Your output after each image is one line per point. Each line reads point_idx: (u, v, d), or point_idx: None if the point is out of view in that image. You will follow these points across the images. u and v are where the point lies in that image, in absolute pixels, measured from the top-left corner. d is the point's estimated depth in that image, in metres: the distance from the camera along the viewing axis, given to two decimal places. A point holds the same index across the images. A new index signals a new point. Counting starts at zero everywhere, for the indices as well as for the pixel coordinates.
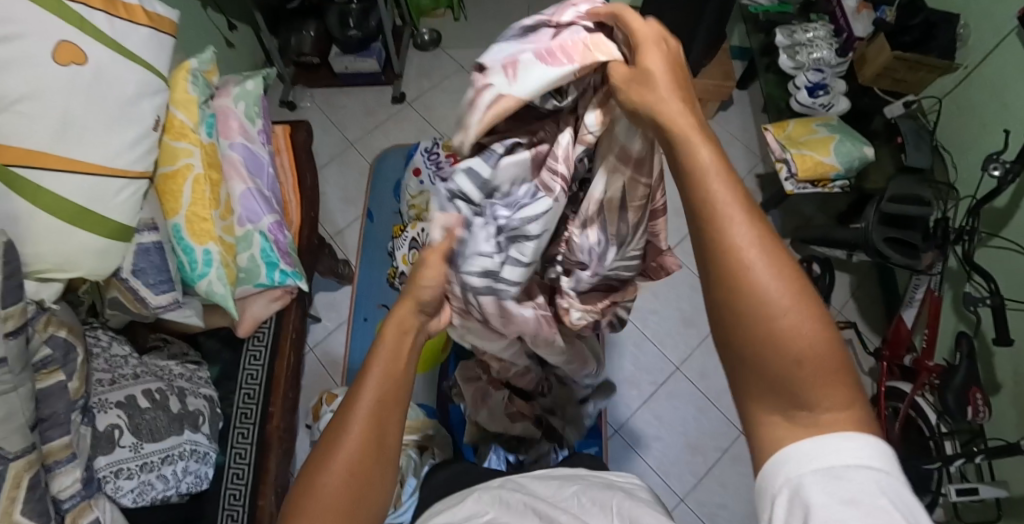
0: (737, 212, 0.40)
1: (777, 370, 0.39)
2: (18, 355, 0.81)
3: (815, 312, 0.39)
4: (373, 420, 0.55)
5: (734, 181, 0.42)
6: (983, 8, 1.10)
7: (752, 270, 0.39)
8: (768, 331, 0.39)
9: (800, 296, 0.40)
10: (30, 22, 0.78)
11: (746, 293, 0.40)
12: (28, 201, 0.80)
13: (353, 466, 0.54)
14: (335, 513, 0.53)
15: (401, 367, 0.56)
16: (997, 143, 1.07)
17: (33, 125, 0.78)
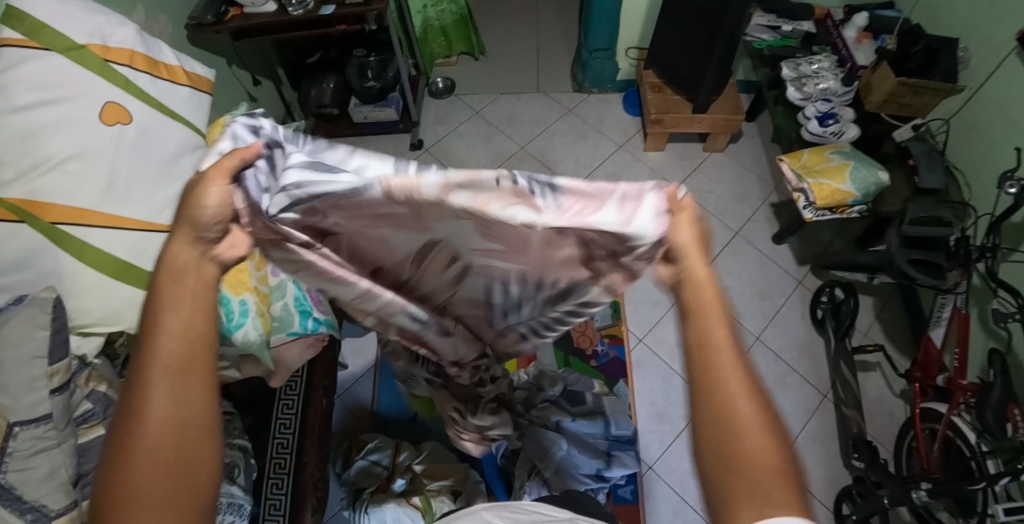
0: (725, 336, 0.46)
1: (737, 460, 0.44)
2: (64, 410, 0.79)
3: (772, 424, 0.44)
4: (170, 392, 0.46)
5: (730, 323, 0.47)
6: (982, 33, 1.16)
7: (730, 386, 0.45)
8: (722, 394, 0.45)
9: (767, 410, 0.45)
10: (77, 86, 0.81)
11: (728, 409, 0.45)
12: (75, 258, 0.80)
13: (162, 455, 0.45)
14: (160, 482, 0.45)
15: (196, 304, 0.49)
16: (1009, 161, 1.09)
17: (80, 183, 0.80)
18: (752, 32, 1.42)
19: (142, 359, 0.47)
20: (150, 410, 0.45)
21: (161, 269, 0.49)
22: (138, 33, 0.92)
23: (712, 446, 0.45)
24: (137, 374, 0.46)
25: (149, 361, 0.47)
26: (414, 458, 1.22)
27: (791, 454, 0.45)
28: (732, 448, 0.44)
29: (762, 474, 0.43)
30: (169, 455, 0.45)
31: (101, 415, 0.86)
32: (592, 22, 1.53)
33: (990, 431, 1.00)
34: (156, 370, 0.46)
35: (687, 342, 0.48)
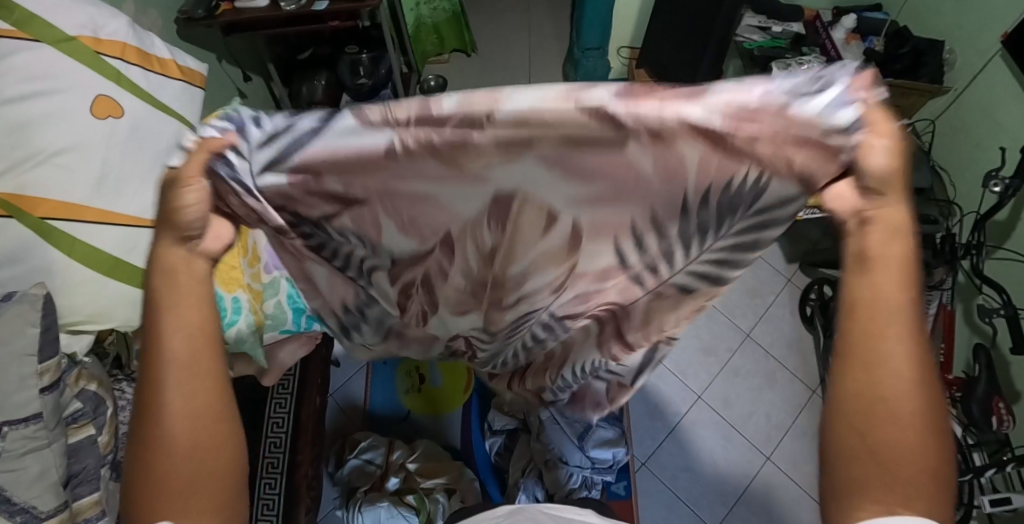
0: (896, 304, 0.42)
1: (874, 439, 0.42)
2: (54, 410, 0.77)
3: (921, 394, 0.42)
4: (187, 386, 0.46)
5: (910, 278, 0.42)
6: (967, 37, 1.19)
7: (885, 355, 0.42)
8: (880, 366, 0.42)
9: (919, 380, 0.42)
10: (68, 79, 0.79)
11: (875, 376, 0.42)
12: (64, 253, 0.78)
13: (183, 465, 0.45)
14: (180, 485, 0.45)
15: (186, 303, 0.47)
16: (994, 160, 1.13)
17: (72, 177, 0.78)
18: (743, 32, 1.44)
19: (151, 357, 0.46)
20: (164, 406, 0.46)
21: (160, 262, 0.48)
22: (130, 25, 0.91)
23: (857, 427, 0.42)
24: (149, 369, 0.46)
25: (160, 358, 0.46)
26: (407, 456, 1.21)
27: (941, 437, 0.42)
28: (876, 422, 0.42)
29: (912, 460, 0.41)
30: (195, 442, 0.46)
31: (91, 414, 0.84)
32: (585, 20, 1.54)
33: (974, 422, 1.03)
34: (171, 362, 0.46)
35: (842, 301, 0.44)
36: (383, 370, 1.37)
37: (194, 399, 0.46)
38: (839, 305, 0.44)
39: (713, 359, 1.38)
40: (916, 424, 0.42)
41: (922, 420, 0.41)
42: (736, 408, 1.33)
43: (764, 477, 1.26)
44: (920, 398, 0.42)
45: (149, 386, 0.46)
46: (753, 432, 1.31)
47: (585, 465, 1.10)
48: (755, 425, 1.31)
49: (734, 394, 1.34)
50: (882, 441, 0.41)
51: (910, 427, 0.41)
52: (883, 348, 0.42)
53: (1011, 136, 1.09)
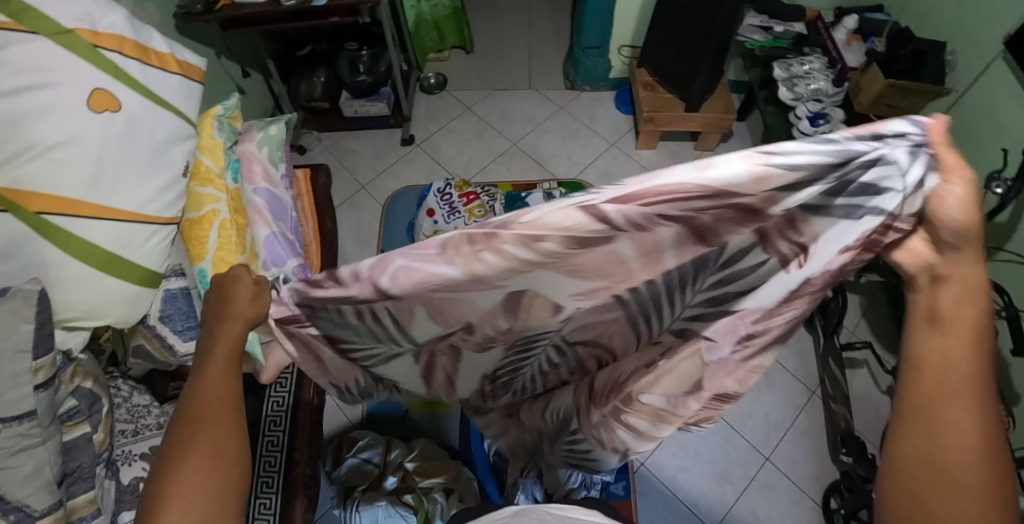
0: (963, 379, 0.52)
1: (931, 489, 0.51)
2: (49, 407, 0.76)
3: (987, 459, 0.50)
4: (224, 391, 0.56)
5: (980, 356, 0.52)
6: (969, 37, 1.20)
7: (943, 420, 0.52)
8: (939, 429, 0.52)
9: (988, 445, 0.51)
10: (64, 72, 0.78)
11: (937, 433, 0.52)
12: (59, 249, 0.77)
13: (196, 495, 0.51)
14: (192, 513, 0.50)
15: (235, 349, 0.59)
16: (995, 161, 1.13)
17: (68, 172, 0.77)
18: (745, 32, 1.43)
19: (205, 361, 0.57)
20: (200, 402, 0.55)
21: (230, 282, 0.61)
22: (128, 19, 0.90)
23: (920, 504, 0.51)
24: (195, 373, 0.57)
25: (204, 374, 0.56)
26: (405, 456, 1.20)
27: (1003, 496, 0.50)
28: (935, 475, 0.51)
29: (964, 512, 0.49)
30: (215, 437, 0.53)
31: (86, 412, 0.83)
32: (586, 19, 1.53)
33: None
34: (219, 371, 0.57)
35: (912, 356, 0.55)
36: None
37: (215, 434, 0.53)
38: (907, 361, 0.55)
39: None
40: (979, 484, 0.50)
41: (986, 483, 0.50)
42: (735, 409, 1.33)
43: (763, 478, 1.26)
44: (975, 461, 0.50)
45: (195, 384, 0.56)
46: (752, 433, 1.30)
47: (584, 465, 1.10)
48: (754, 426, 1.31)
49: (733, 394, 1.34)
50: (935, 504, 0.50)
51: (970, 483, 0.50)
52: (944, 420, 0.52)
53: (1013, 137, 1.09)
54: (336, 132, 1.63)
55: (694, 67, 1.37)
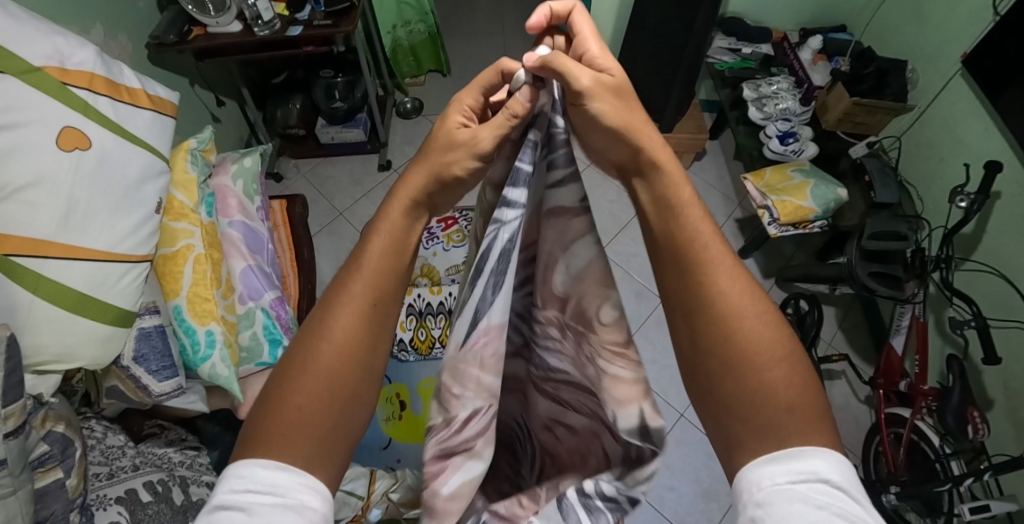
0: (727, 284, 0.48)
1: (754, 403, 0.45)
2: (19, 455, 0.72)
3: (763, 316, 0.48)
4: (328, 381, 0.48)
5: (739, 275, 0.49)
6: (928, 57, 1.26)
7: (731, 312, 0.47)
8: (733, 327, 0.47)
9: (772, 330, 0.48)
10: (34, 110, 0.77)
11: (736, 337, 0.47)
12: (29, 291, 0.75)
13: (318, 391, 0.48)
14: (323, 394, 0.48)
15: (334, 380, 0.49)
16: (958, 176, 1.18)
17: (37, 213, 0.75)
18: (713, 54, 1.46)
19: (329, 309, 0.50)
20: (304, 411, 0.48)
21: (390, 203, 0.53)
22: (98, 55, 0.89)
23: (714, 391, 0.47)
24: (436, 154, 0.54)
25: (324, 339, 0.49)
26: (389, 487, 1.16)
27: (799, 361, 0.47)
28: (744, 378, 0.46)
29: (775, 392, 0.45)
30: (314, 439, 0.47)
31: (59, 457, 0.79)
32: None
33: (951, 431, 1.03)
34: (356, 295, 0.50)
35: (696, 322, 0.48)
36: None
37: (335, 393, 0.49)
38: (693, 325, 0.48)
39: None
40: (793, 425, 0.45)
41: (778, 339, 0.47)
42: None
43: None
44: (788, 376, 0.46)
45: (323, 326, 0.50)
46: None
47: None
48: None
49: None
50: (764, 406, 0.45)
51: (792, 398, 0.45)
52: (745, 336, 0.47)
53: (975, 152, 1.14)
54: (312, 159, 1.64)
55: (666, 89, 1.40)
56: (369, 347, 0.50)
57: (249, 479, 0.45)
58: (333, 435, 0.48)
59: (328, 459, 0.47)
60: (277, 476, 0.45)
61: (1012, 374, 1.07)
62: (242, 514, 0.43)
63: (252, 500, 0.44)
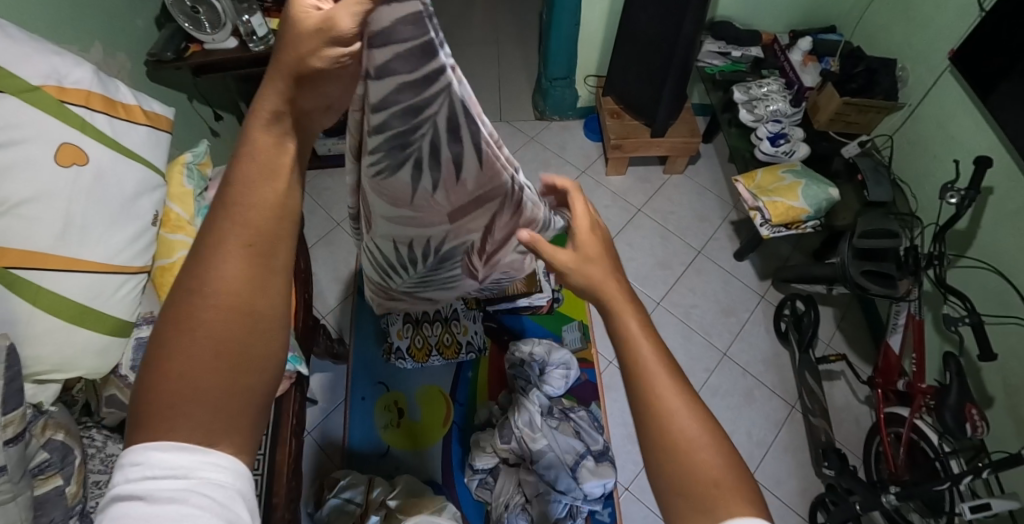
0: (657, 365, 0.51)
1: (684, 482, 0.47)
2: (19, 462, 0.74)
3: (687, 405, 0.49)
4: (217, 352, 0.46)
5: (667, 357, 0.52)
6: (918, 55, 1.26)
7: (655, 382, 0.50)
8: (655, 398, 0.49)
9: (694, 410, 0.49)
10: (32, 128, 0.79)
11: (659, 410, 0.49)
12: (29, 302, 0.78)
13: (216, 339, 0.46)
14: (220, 345, 0.46)
15: (235, 324, 0.46)
16: (950, 172, 1.18)
17: (36, 226, 0.78)
18: (703, 58, 1.47)
19: (199, 278, 0.46)
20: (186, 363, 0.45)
21: (244, 151, 0.49)
22: (94, 73, 0.92)
23: (665, 473, 0.48)
24: (292, 51, 0.47)
25: (198, 308, 0.46)
26: (387, 494, 1.17)
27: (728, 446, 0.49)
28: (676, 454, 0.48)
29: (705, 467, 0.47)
30: (211, 400, 0.45)
31: (59, 465, 0.81)
32: (551, 53, 1.57)
33: (949, 429, 1.02)
34: (234, 249, 0.47)
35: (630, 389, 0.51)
36: (362, 405, 1.32)
37: (237, 340, 0.46)
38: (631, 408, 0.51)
39: (691, 380, 1.36)
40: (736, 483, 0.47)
41: (702, 422, 0.49)
42: (717, 428, 1.31)
43: (749, 495, 1.24)
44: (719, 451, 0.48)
45: (197, 289, 0.46)
46: (735, 452, 1.29)
47: (575, 497, 1.13)
48: (736, 443, 1.29)
49: (715, 413, 1.32)
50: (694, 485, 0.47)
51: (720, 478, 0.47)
52: (668, 414, 0.49)
53: (965, 149, 1.14)
54: (311, 171, 1.67)
55: (657, 94, 1.42)
56: (256, 309, 0.47)
57: (146, 467, 0.44)
58: (229, 406, 0.46)
59: (231, 430, 0.46)
60: (177, 460, 0.44)
61: (1009, 370, 1.07)
62: (141, 502, 0.43)
63: (153, 486, 0.43)
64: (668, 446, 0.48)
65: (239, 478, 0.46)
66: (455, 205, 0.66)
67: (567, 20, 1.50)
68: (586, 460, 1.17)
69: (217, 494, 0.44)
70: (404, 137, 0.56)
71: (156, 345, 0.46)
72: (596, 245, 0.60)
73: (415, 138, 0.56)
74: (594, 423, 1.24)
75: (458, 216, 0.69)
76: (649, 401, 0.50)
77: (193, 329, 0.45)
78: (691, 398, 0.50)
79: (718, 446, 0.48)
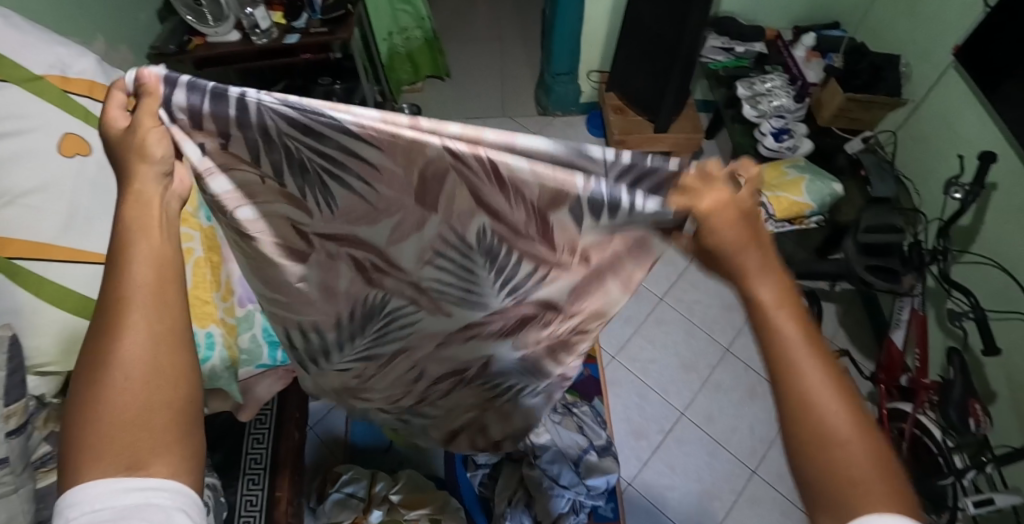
0: (813, 371, 0.44)
1: (833, 484, 0.42)
2: (21, 454, 0.73)
3: (852, 410, 0.43)
4: (141, 391, 0.45)
5: (825, 357, 0.44)
6: (922, 51, 1.26)
7: (814, 391, 0.43)
8: (809, 400, 0.43)
9: (856, 418, 0.43)
10: (36, 118, 0.79)
11: (812, 411, 0.43)
12: (33, 293, 0.77)
13: (138, 375, 0.45)
14: (142, 380, 0.45)
15: (158, 359, 0.46)
16: (954, 168, 1.18)
17: (41, 217, 0.77)
18: (707, 54, 1.47)
19: (113, 327, 0.45)
20: (117, 405, 0.44)
21: (126, 196, 0.48)
22: (98, 64, 0.91)
23: (804, 469, 0.44)
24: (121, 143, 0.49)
25: (115, 357, 0.45)
26: (390, 488, 1.17)
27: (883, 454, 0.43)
28: (823, 455, 0.43)
29: (860, 480, 0.42)
30: (145, 434, 0.44)
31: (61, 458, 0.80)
32: (554, 49, 1.57)
33: (953, 425, 1.02)
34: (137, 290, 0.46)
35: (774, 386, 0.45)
36: None
37: (158, 374, 0.46)
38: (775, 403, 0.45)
39: (694, 376, 1.36)
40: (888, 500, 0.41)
41: (861, 431, 0.43)
42: (720, 424, 1.31)
43: (751, 491, 1.24)
44: (872, 455, 0.42)
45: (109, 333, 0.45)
46: (738, 448, 1.29)
47: (578, 491, 1.12)
48: (739, 439, 1.29)
49: (718, 409, 1.33)
50: (844, 485, 0.42)
51: (869, 490, 0.42)
52: (822, 420, 0.43)
53: (968, 145, 1.14)
54: None
55: (662, 90, 1.41)
56: (177, 341, 0.47)
57: (82, 506, 0.42)
58: (167, 433, 0.45)
59: (167, 453, 0.45)
60: (104, 491, 0.42)
61: (1013, 366, 1.07)
62: None
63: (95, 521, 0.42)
64: (815, 448, 0.43)
65: (194, 497, 0.45)
66: (405, 189, 0.54)
67: (571, 17, 1.50)
68: (589, 454, 1.17)
69: (160, 520, 0.42)
70: (284, 155, 0.52)
71: (72, 405, 0.45)
72: (735, 224, 0.45)
73: (281, 147, 0.51)
74: (598, 417, 1.24)
75: (426, 198, 0.54)
76: (799, 400, 0.43)
77: (115, 373, 0.45)
78: (851, 401, 0.43)
79: (874, 453, 0.43)
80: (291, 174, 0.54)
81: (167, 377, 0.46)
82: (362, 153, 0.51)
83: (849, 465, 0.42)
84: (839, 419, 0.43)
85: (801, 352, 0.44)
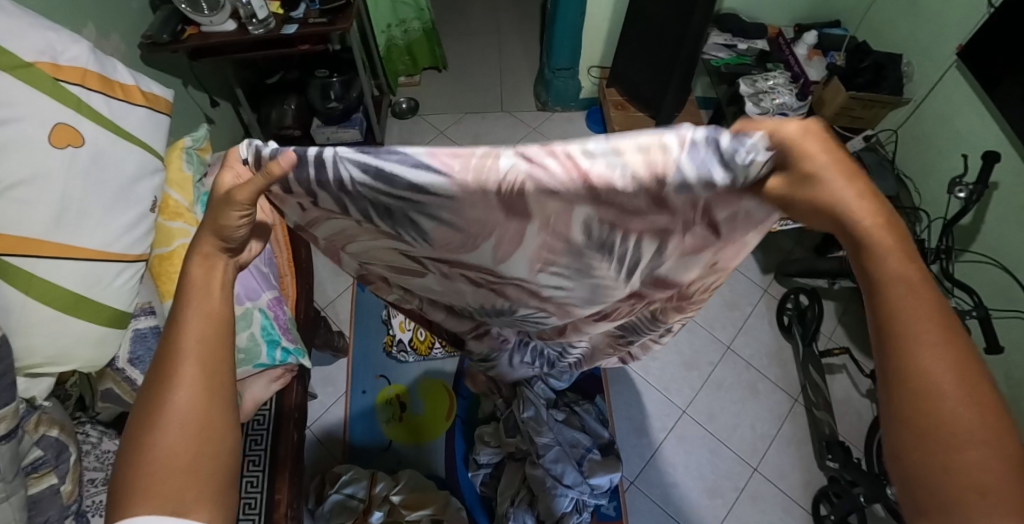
0: (934, 355, 0.42)
1: (947, 476, 0.41)
2: (11, 460, 0.70)
3: (973, 400, 0.41)
4: (189, 443, 0.47)
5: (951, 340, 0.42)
6: (923, 50, 1.27)
7: (929, 376, 0.42)
8: (922, 381, 0.42)
9: (982, 410, 0.41)
10: (27, 106, 0.75)
11: (930, 395, 0.41)
12: (21, 290, 0.73)
13: (182, 424, 0.48)
14: (184, 431, 0.48)
15: (202, 411, 0.49)
16: (957, 167, 1.19)
17: (29, 210, 0.73)
18: (709, 50, 1.46)
19: (163, 379, 0.48)
20: (158, 450, 0.47)
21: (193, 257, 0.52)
22: (91, 51, 0.87)
23: (913, 459, 0.42)
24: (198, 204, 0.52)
25: (167, 409, 0.48)
26: (391, 488, 1.15)
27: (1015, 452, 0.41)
28: (937, 445, 0.41)
29: (979, 475, 0.40)
30: (181, 482, 0.47)
31: (54, 462, 0.76)
32: (555, 42, 1.55)
33: None
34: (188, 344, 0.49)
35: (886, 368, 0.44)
36: (362, 398, 1.32)
37: (200, 426, 0.48)
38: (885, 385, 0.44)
39: (695, 374, 1.36)
40: (1008, 517, 0.39)
41: (984, 420, 0.41)
42: (722, 421, 1.31)
43: (753, 488, 1.24)
44: (995, 460, 0.40)
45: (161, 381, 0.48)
46: (740, 445, 1.29)
47: (582, 490, 1.09)
48: (740, 436, 1.29)
49: (719, 406, 1.33)
50: (961, 483, 0.40)
51: (992, 487, 0.40)
52: (941, 408, 0.41)
53: (972, 144, 1.15)
54: None
55: (664, 85, 1.41)
56: (221, 396, 0.50)
57: None
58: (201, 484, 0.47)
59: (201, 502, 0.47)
60: None
61: (1014, 364, 1.08)
62: None
63: None
64: (930, 437, 0.41)
65: None
66: (491, 211, 0.43)
67: (573, 11, 1.48)
68: (591, 453, 1.16)
69: None
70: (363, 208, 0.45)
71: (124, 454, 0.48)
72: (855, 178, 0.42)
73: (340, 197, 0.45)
74: (600, 414, 1.24)
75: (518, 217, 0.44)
76: (915, 378, 0.42)
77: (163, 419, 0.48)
78: (974, 393, 0.41)
79: (1002, 451, 0.40)
80: (380, 216, 0.46)
81: (208, 428, 0.49)
82: (431, 188, 0.41)
83: (967, 456, 0.40)
84: (957, 409, 0.41)
85: (916, 328, 0.42)
